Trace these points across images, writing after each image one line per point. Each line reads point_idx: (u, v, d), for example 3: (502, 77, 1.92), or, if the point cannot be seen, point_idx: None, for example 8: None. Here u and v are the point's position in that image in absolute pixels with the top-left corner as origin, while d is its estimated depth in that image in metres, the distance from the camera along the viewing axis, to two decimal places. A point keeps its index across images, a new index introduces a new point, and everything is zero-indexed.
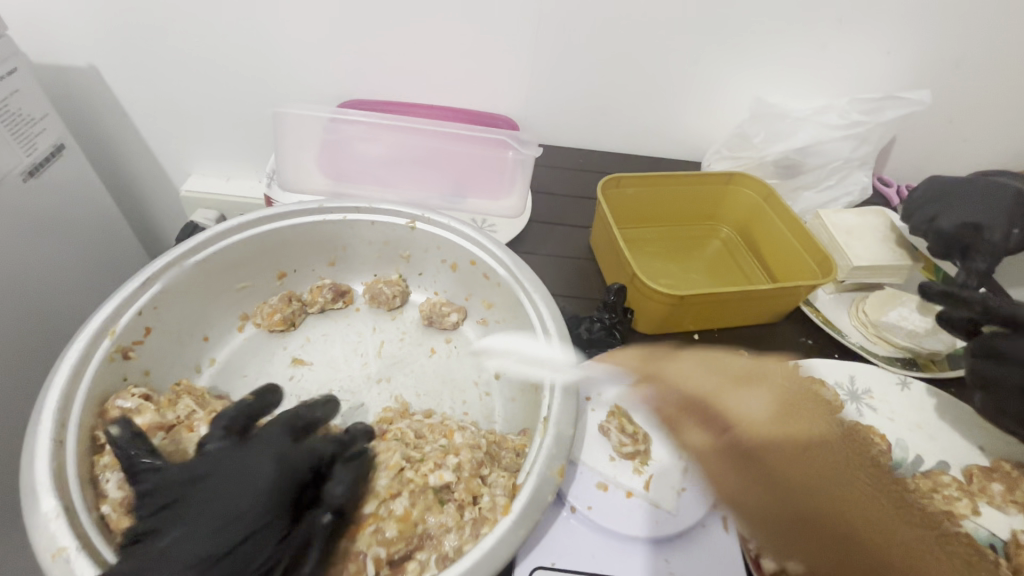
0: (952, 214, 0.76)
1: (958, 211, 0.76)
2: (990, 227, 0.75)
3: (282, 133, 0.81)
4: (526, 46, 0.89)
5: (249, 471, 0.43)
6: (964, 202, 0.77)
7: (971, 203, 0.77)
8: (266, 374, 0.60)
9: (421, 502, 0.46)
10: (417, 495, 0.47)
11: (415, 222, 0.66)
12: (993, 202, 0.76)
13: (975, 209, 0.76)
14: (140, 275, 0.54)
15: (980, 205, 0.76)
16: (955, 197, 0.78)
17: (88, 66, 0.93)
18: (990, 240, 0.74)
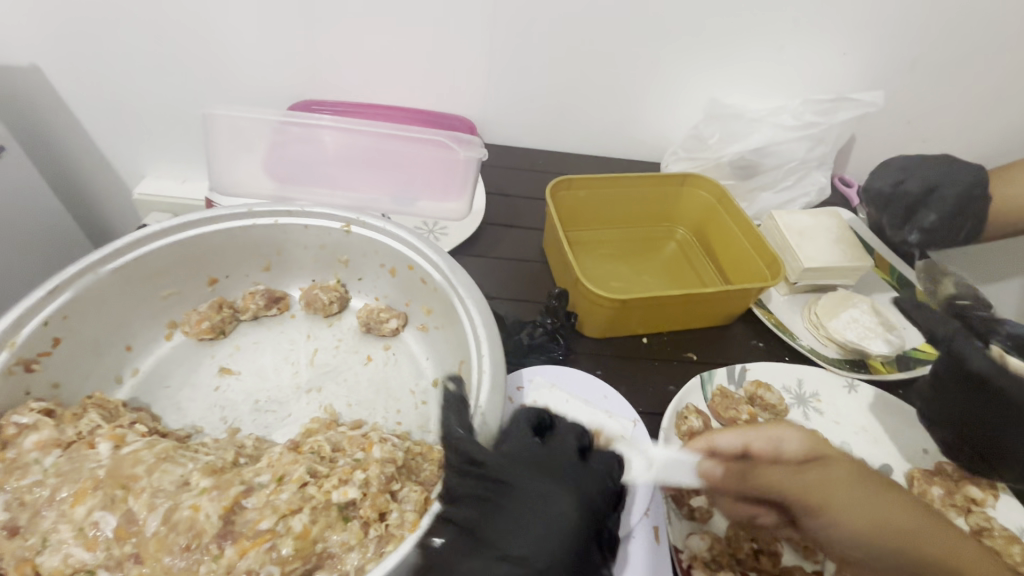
0: (913, 179, 0.82)
1: (921, 174, 0.82)
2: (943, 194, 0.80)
3: (218, 136, 0.77)
4: (479, 46, 0.87)
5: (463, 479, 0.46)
6: (930, 170, 0.81)
7: (932, 170, 0.81)
8: (190, 385, 0.59)
9: (322, 520, 0.42)
10: (319, 511, 0.42)
11: (349, 225, 0.64)
12: (956, 169, 0.80)
13: (936, 175, 0.81)
14: (46, 284, 0.51)
15: (943, 173, 0.80)
16: (923, 163, 0.83)
17: (30, 65, 0.90)
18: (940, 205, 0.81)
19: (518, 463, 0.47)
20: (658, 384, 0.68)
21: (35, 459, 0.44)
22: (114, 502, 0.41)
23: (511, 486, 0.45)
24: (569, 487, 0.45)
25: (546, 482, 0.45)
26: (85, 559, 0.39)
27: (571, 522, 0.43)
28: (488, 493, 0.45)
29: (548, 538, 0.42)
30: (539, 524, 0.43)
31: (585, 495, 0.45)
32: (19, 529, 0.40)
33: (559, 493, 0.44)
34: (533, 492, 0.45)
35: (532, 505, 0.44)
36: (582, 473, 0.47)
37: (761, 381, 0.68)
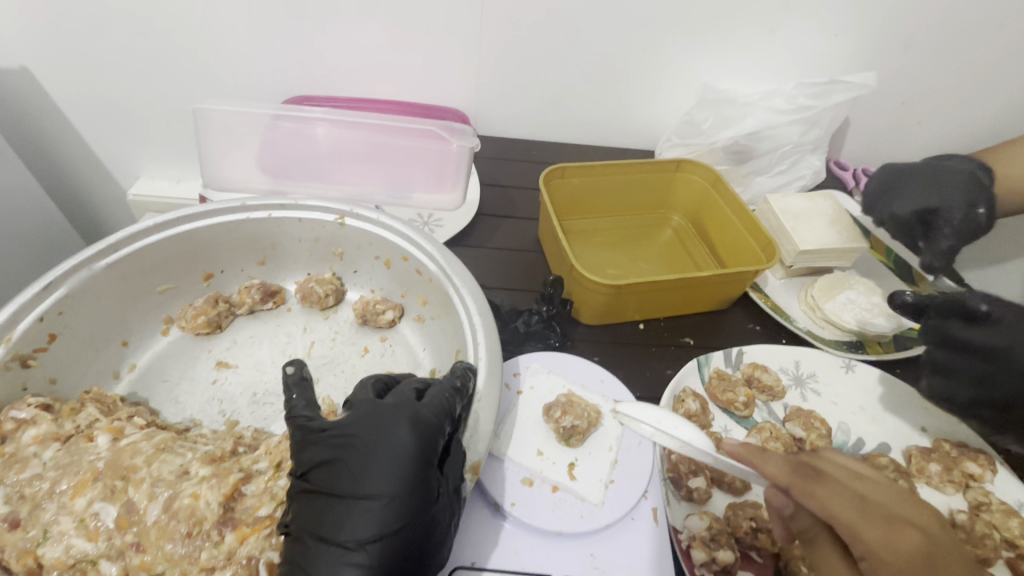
0: (907, 200, 0.75)
1: (916, 195, 0.74)
2: (948, 209, 0.72)
3: (212, 131, 0.77)
4: (470, 37, 0.87)
5: (382, 429, 0.42)
6: (923, 187, 0.74)
7: (925, 188, 0.74)
8: (188, 379, 0.59)
9: (221, 477, 0.42)
10: (220, 474, 0.43)
11: (343, 218, 0.64)
12: (949, 182, 0.74)
13: (932, 193, 0.73)
14: (41, 279, 0.51)
15: (936, 188, 0.74)
16: (915, 180, 0.76)
17: (20, 67, 0.89)
18: (949, 227, 0.72)
19: (369, 415, 0.43)
20: (657, 369, 0.68)
21: (34, 453, 0.44)
22: (114, 492, 0.41)
23: (368, 440, 0.41)
24: (399, 424, 0.42)
25: (385, 423, 0.42)
26: (87, 550, 0.39)
27: (407, 458, 0.40)
28: (335, 451, 0.41)
29: (389, 479, 0.40)
30: (376, 463, 0.40)
31: (417, 424, 0.42)
32: (21, 521, 0.40)
33: (394, 431, 0.41)
34: (363, 440, 0.41)
35: (368, 451, 0.41)
36: (412, 410, 0.43)
37: (757, 362, 0.68)
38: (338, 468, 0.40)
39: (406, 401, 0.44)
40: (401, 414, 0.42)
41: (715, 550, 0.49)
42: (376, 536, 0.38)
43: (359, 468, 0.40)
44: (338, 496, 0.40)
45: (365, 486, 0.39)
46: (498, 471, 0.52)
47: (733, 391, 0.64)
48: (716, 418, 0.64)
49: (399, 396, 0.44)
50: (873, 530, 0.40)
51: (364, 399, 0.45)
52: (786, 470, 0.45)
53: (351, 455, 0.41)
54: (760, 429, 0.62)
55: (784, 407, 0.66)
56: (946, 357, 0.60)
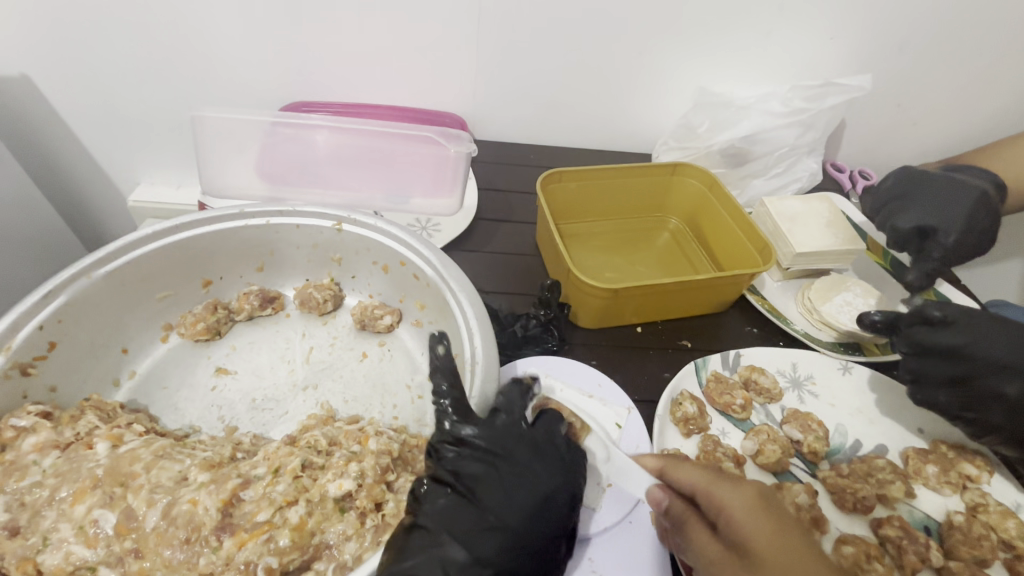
0: (907, 213, 0.74)
1: (916, 211, 0.74)
2: (944, 231, 0.72)
3: (210, 138, 0.78)
4: (467, 43, 0.87)
5: (537, 476, 0.45)
6: (926, 203, 0.74)
7: (929, 204, 0.73)
8: (188, 385, 0.59)
9: (219, 482, 0.43)
10: (218, 480, 0.43)
11: (341, 223, 0.65)
12: (957, 205, 0.72)
13: (934, 210, 0.73)
14: (41, 287, 0.51)
15: (940, 207, 0.73)
16: (918, 195, 0.75)
17: (20, 75, 0.90)
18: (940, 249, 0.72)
19: (523, 450, 0.46)
20: (654, 372, 0.68)
21: (33, 460, 0.44)
22: (113, 499, 0.41)
23: (526, 474, 0.45)
24: (562, 476, 0.46)
25: (540, 466, 0.46)
26: (85, 557, 0.40)
27: (560, 506, 0.45)
28: (497, 475, 0.44)
29: (541, 518, 0.43)
30: (528, 503, 0.43)
31: (572, 481, 0.47)
32: (20, 529, 0.41)
33: (551, 476, 0.46)
34: (524, 473, 0.45)
35: (518, 477, 0.45)
36: (567, 464, 0.48)
37: (755, 365, 0.68)
38: (501, 494, 0.43)
39: (557, 450, 0.48)
40: (562, 471, 0.47)
41: None
42: (509, 557, 0.41)
43: (508, 497, 0.43)
44: (487, 514, 0.42)
45: (508, 512, 0.42)
46: None
47: (730, 393, 0.65)
48: (714, 421, 0.64)
49: (555, 448, 0.48)
50: (689, 481, 0.45)
51: (521, 427, 0.48)
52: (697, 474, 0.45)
53: (513, 487, 0.44)
54: (757, 432, 0.62)
55: (781, 409, 0.66)
56: (919, 364, 0.60)
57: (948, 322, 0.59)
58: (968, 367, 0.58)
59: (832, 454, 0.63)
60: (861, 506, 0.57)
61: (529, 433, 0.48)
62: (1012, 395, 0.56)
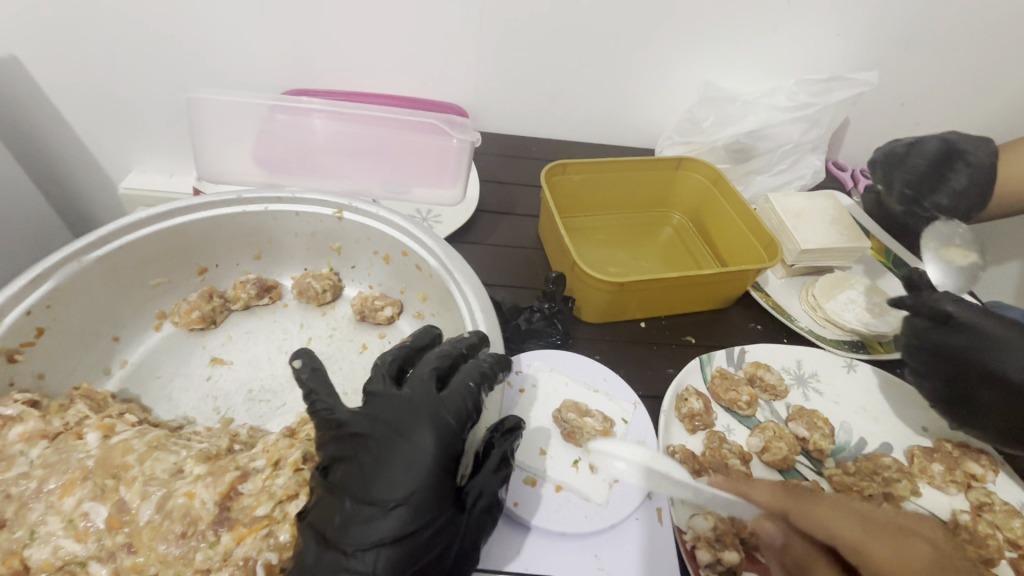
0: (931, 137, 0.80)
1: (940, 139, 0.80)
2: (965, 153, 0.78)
3: (207, 122, 0.76)
4: (471, 30, 0.85)
5: (407, 435, 0.41)
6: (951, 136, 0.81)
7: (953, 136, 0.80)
8: (182, 375, 0.57)
9: (216, 474, 0.41)
10: (215, 472, 0.41)
11: (341, 211, 0.63)
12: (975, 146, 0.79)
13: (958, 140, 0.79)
14: (28, 272, 0.49)
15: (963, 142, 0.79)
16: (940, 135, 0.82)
17: (8, 56, 0.87)
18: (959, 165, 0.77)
19: (386, 411, 0.43)
20: (659, 367, 0.67)
21: (20, 450, 0.42)
22: (104, 492, 0.40)
23: (388, 435, 0.41)
24: (424, 422, 0.42)
25: (411, 418, 0.42)
26: (75, 551, 0.38)
27: (430, 452, 0.41)
28: (352, 450, 0.41)
29: (408, 474, 0.40)
30: (396, 464, 0.40)
31: (438, 425, 0.42)
32: (6, 522, 0.39)
33: (412, 429, 0.41)
34: (388, 432, 0.41)
35: (391, 445, 0.41)
36: (433, 410, 0.43)
37: (760, 362, 0.67)
38: (359, 466, 0.40)
39: (425, 398, 0.43)
40: (429, 420, 0.42)
41: (721, 551, 0.48)
42: (401, 527, 0.38)
43: (372, 466, 0.40)
44: (355, 486, 0.40)
45: (382, 483, 0.39)
46: None
47: (735, 390, 0.64)
48: (719, 417, 0.63)
49: (428, 394, 0.44)
50: (879, 546, 0.41)
51: (382, 392, 0.44)
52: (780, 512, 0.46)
53: (366, 454, 0.41)
54: (763, 428, 0.61)
55: (787, 407, 0.66)
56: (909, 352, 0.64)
57: (954, 323, 0.60)
58: (952, 367, 0.59)
59: (838, 452, 0.63)
60: (869, 504, 0.57)
61: (391, 394, 0.44)
62: (993, 397, 0.57)
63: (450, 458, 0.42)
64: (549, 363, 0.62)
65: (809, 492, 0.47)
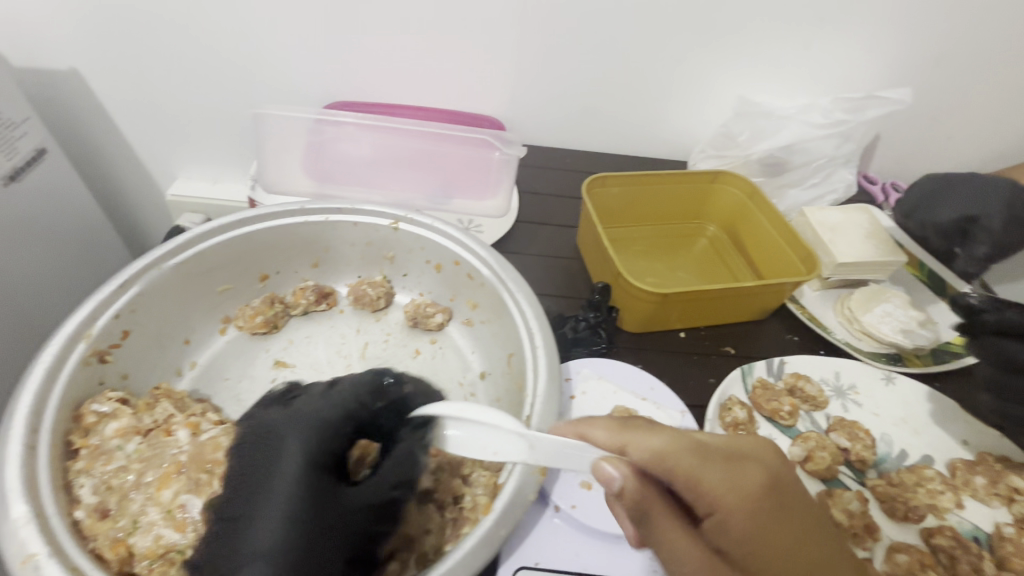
0: (944, 210, 0.81)
1: (956, 205, 0.80)
2: (988, 216, 0.77)
3: (267, 134, 0.79)
4: (512, 46, 0.88)
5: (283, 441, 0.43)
6: (962, 195, 0.80)
7: (965, 197, 0.79)
8: (248, 377, 0.60)
9: None
10: None
11: (397, 222, 0.66)
12: (996, 192, 0.77)
13: (973, 201, 0.78)
14: (118, 277, 0.53)
15: (978, 196, 0.78)
16: (954, 190, 0.81)
17: (69, 69, 0.92)
18: (986, 231, 0.78)
19: (266, 421, 0.46)
20: (701, 376, 0.69)
21: (117, 445, 0.46)
22: (199, 485, 0.43)
23: (255, 444, 0.44)
24: (288, 431, 0.44)
25: (285, 424, 0.45)
26: (175, 540, 0.42)
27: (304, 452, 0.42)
28: (235, 459, 0.44)
29: (278, 482, 0.41)
30: (267, 471, 0.42)
31: (313, 434, 0.44)
32: (110, 512, 0.42)
33: (282, 437, 0.43)
34: (257, 440, 0.44)
35: (265, 453, 0.43)
36: (299, 421, 0.45)
37: (800, 372, 0.69)
38: (233, 476, 0.43)
39: (288, 412, 0.46)
40: (303, 428, 0.44)
41: None
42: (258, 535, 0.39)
43: (248, 474, 0.42)
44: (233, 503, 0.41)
45: (251, 490, 0.41)
46: (556, 473, 0.54)
47: (777, 400, 0.65)
48: (761, 427, 0.65)
49: (314, 407, 0.46)
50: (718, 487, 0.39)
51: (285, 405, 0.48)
52: (680, 450, 0.39)
53: (244, 463, 0.43)
54: (806, 438, 0.62)
55: (827, 417, 0.67)
56: (1004, 374, 0.59)
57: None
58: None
59: (880, 463, 0.64)
60: (914, 515, 0.58)
61: (292, 405, 0.47)
62: None
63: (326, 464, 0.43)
64: (596, 371, 0.63)
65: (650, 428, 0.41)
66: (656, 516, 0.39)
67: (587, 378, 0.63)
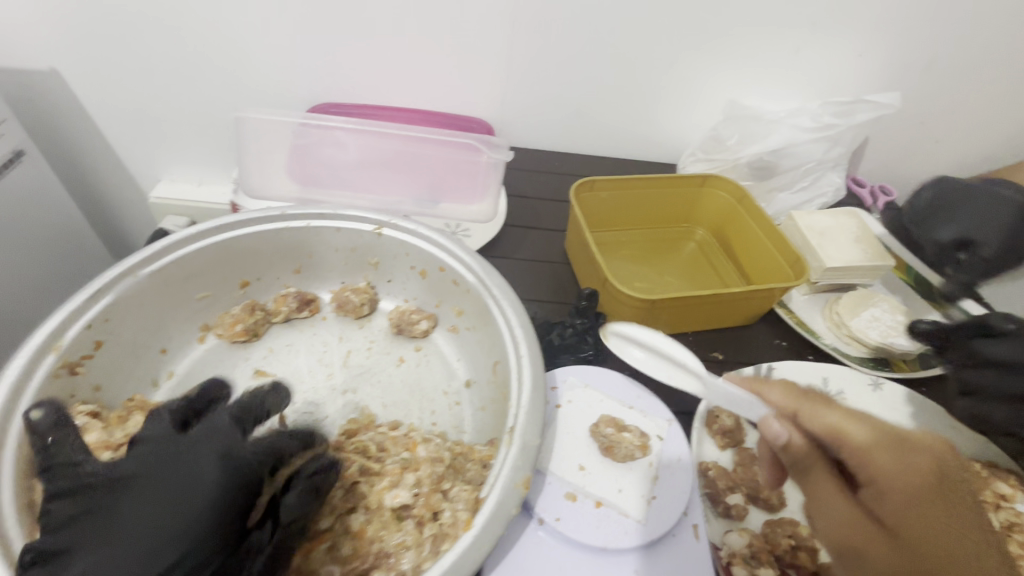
0: (947, 223, 0.65)
1: (959, 221, 0.64)
2: (987, 240, 0.62)
3: (247, 138, 0.78)
4: (501, 48, 0.87)
5: (189, 471, 0.39)
6: (966, 210, 0.64)
7: (969, 214, 0.64)
8: (227, 387, 0.59)
9: None
10: None
11: (381, 228, 0.65)
12: (1002, 212, 0.63)
13: (977, 219, 0.63)
14: (89, 286, 0.51)
15: (983, 214, 0.63)
16: (961, 202, 0.65)
17: (48, 69, 0.90)
18: (980, 261, 0.63)
19: (159, 452, 0.40)
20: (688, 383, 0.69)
21: None
22: None
23: (151, 469, 0.39)
24: (206, 455, 0.40)
25: (189, 456, 0.40)
26: None
27: (202, 496, 0.38)
28: (104, 499, 0.38)
29: (176, 519, 0.37)
30: (159, 503, 0.38)
31: (223, 458, 0.40)
32: None
33: (193, 460, 0.40)
34: (150, 466, 0.40)
35: (163, 482, 0.39)
36: (212, 444, 0.41)
37: (788, 379, 0.68)
38: (113, 513, 0.37)
39: (195, 436, 0.42)
40: (219, 454, 0.40)
41: (757, 569, 0.50)
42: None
43: (132, 507, 0.37)
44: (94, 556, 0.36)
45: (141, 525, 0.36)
46: (539, 484, 0.53)
47: None
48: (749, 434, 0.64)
49: (212, 429, 0.42)
50: (883, 456, 0.41)
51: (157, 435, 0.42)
52: (869, 434, 0.42)
53: (126, 492, 0.38)
54: None
55: None
56: (978, 379, 0.54)
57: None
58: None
59: None
60: None
61: (174, 437, 0.42)
62: None
63: (231, 511, 0.39)
64: (581, 382, 0.62)
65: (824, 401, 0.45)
66: (815, 471, 0.43)
67: (570, 387, 0.62)
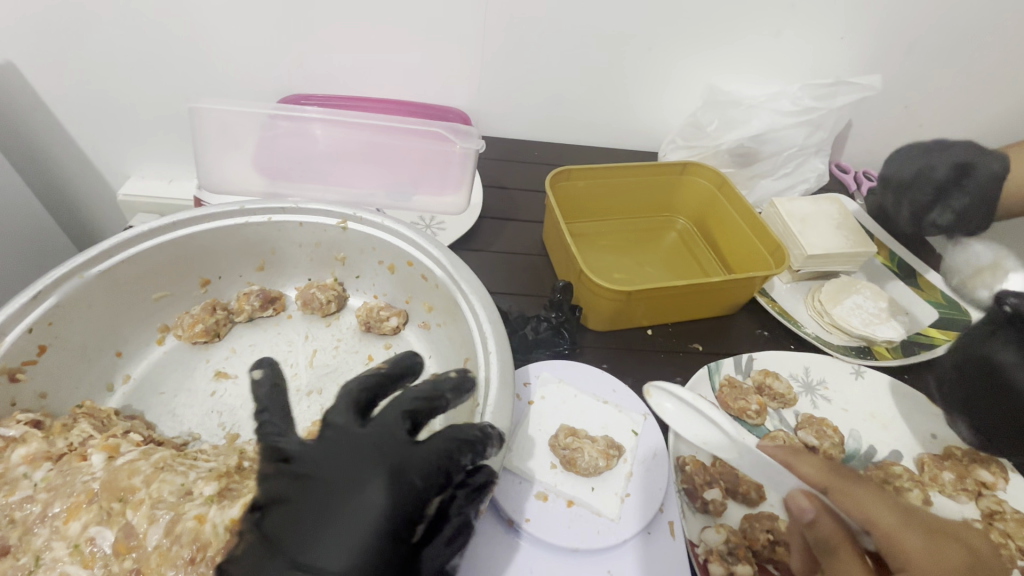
0: (940, 155, 0.75)
1: (946, 155, 0.75)
2: (980, 166, 0.73)
3: (207, 131, 0.74)
4: (473, 35, 0.85)
5: (360, 492, 0.38)
6: (948, 146, 0.76)
7: (955, 146, 0.75)
8: (186, 390, 0.57)
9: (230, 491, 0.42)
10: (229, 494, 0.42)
11: (346, 222, 0.62)
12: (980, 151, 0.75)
13: (964, 150, 0.74)
14: (30, 288, 0.49)
15: (969, 149, 0.75)
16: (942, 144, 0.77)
17: (3, 62, 0.86)
18: (976, 183, 0.73)
19: (333, 453, 0.40)
20: (667, 375, 0.67)
21: (24, 473, 0.43)
22: (110, 515, 0.40)
23: (336, 485, 0.38)
24: (376, 474, 0.39)
25: (356, 471, 0.39)
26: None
27: (371, 522, 0.37)
28: (289, 491, 0.39)
29: (352, 538, 0.36)
30: (335, 522, 0.36)
31: (393, 476, 0.39)
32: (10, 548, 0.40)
33: (366, 482, 0.38)
34: (331, 477, 0.39)
35: (338, 495, 0.38)
36: (391, 458, 0.40)
37: (768, 369, 0.67)
38: (314, 522, 0.37)
39: (383, 440, 0.41)
40: (387, 478, 0.38)
41: (733, 564, 0.48)
42: None
43: (327, 518, 0.37)
44: (287, 539, 0.36)
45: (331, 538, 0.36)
46: (510, 483, 0.51)
47: (744, 399, 0.63)
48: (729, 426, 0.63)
49: (374, 438, 0.41)
50: (915, 538, 0.42)
51: (344, 425, 0.42)
52: (882, 507, 0.44)
53: (320, 489, 0.38)
54: (774, 438, 0.61)
55: (796, 415, 0.65)
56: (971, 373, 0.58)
57: None
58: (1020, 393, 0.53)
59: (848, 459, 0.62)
60: None
61: (354, 428, 0.42)
62: None
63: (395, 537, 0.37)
64: (556, 377, 0.61)
65: (858, 483, 0.47)
66: (841, 552, 0.43)
67: (544, 383, 0.60)
